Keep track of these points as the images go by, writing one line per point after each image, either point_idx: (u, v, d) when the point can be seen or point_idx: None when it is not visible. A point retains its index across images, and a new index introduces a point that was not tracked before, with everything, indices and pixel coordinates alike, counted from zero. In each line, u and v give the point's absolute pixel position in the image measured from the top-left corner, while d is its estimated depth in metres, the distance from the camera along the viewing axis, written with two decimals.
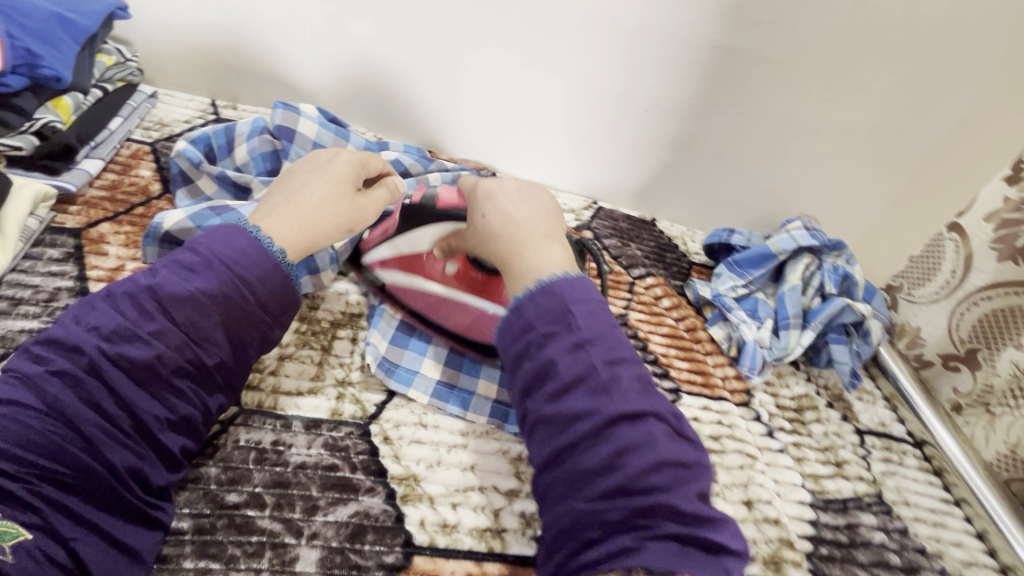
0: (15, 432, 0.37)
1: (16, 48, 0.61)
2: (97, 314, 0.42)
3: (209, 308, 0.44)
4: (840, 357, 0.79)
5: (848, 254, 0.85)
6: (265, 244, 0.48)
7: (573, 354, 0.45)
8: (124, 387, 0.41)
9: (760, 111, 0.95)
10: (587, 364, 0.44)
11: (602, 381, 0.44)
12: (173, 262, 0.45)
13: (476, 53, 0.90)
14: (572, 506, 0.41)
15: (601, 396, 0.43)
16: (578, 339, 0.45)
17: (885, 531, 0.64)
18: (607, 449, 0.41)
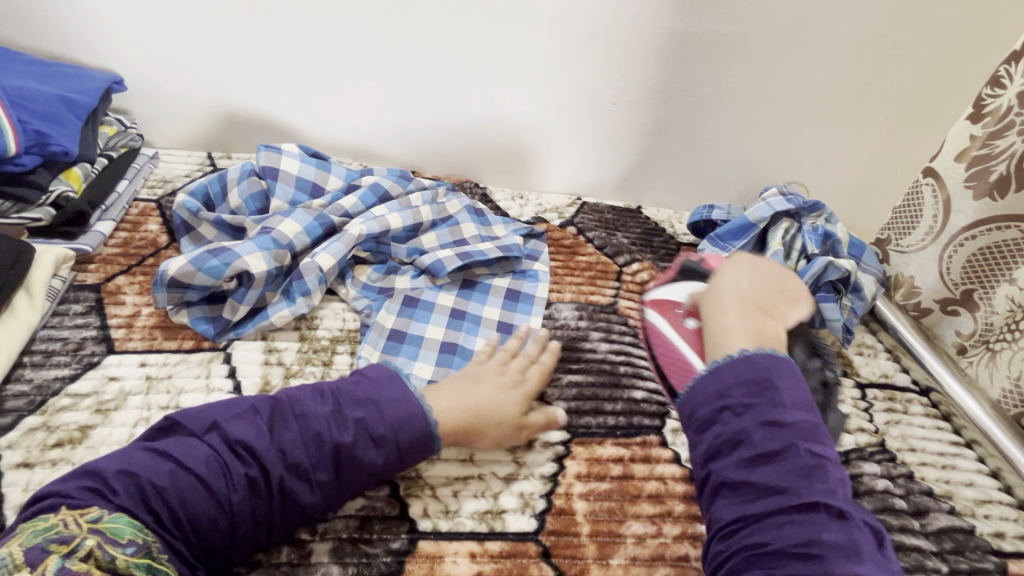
0: (197, 510, 0.43)
1: (29, 131, 0.67)
2: (289, 434, 0.48)
3: (366, 473, 0.50)
4: (832, 315, 0.79)
5: (828, 214, 0.86)
6: (430, 420, 0.52)
7: (767, 430, 0.48)
8: (276, 496, 0.46)
9: (724, 87, 0.97)
10: (785, 441, 0.47)
11: (805, 465, 0.46)
12: (359, 421, 0.50)
13: (444, 74, 0.95)
14: (753, 574, 0.43)
15: (769, 466, 0.47)
16: (772, 419, 0.48)
17: (889, 477, 0.64)
18: (800, 535, 0.43)
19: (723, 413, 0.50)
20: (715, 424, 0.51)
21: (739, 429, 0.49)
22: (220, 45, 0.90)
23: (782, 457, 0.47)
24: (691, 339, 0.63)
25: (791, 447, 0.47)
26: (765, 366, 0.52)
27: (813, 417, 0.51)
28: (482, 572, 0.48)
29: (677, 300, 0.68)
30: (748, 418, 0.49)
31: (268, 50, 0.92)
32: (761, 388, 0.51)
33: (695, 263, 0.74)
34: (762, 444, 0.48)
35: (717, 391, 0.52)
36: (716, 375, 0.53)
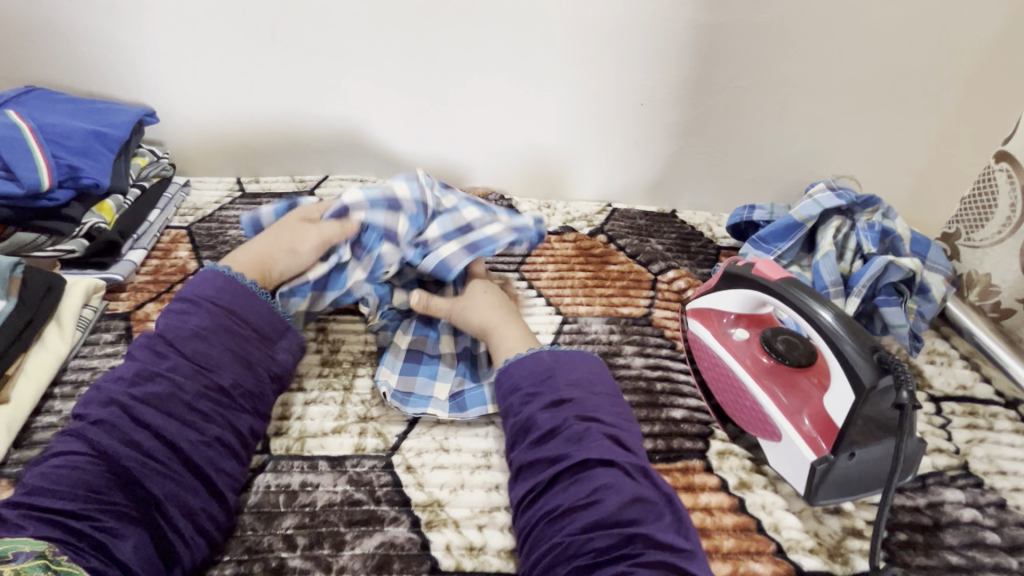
0: (72, 484, 0.43)
1: (61, 165, 0.69)
2: (121, 368, 0.51)
3: (212, 339, 0.54)
4: (896, 321, 0.71)
5: (885, 208, 0.78)
6: (238, 278, 0.59)
7: (551, 411, 0.51)
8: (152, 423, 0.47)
9: (762, 79, 0.91)
10: (562, 418, 0.50)
11: (576, 433, 0.49)
12: (165, 315, 0.55)
13: (465, 86, 0.92)
14: (554, 538, 0.44)
15: (574, 445, 0.49)
16: (556, 399, 0.52)
17: (976, 507, 0.56)
18: (585, 488, 0.46)
19: (516, 403, 0.53)
20: (516, 409, 0.53)
21: (525, 418, 0.52)
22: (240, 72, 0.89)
23: (559, 432, 0.50)
24: (743, 359, 0.61)
25: (565, 421, 0.50)
26: (548, 360, 0.55)
27: (596, 394, 0.53)
28: None
29: (724, 312, 0.66)
30: (532, 405, 0.52)
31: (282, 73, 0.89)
32: (552, 378, 0.54)
33: (741, 269, 0.64)
34: (546, 425, 0.50)
35: (509, 386, 0.55)
36: (507, 373, 0.56)
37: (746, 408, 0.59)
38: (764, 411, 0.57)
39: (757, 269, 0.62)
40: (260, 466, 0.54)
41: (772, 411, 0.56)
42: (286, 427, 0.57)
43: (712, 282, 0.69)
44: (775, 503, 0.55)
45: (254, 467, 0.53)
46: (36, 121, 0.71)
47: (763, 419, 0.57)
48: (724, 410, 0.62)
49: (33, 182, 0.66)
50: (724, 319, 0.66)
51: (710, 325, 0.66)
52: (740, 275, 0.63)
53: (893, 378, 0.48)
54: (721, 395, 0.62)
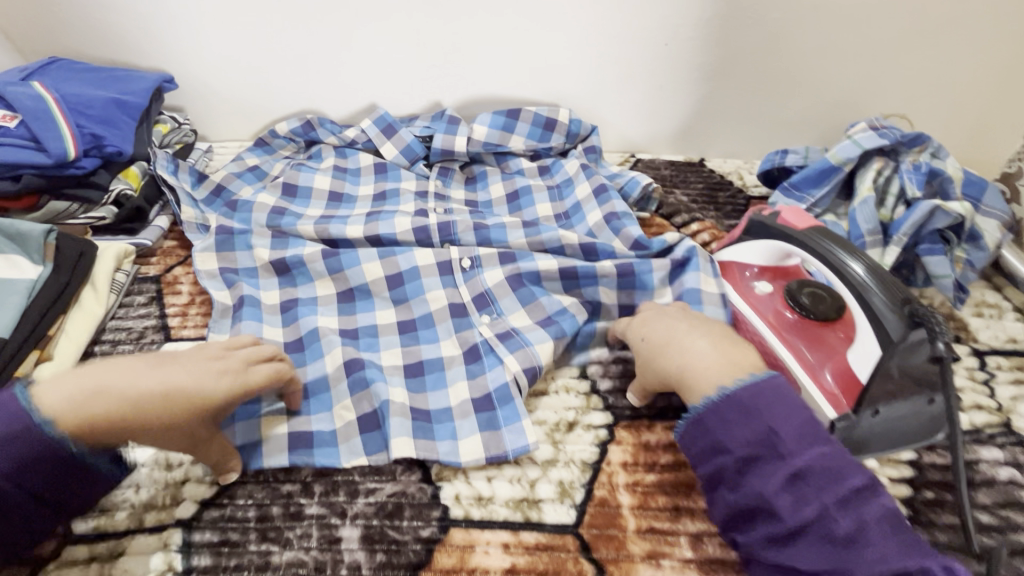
0: None
1: (85, 134, 0.71)
2: None
3: None
4: (939, 271, 0.66)
5: (935, 146, 0.71)
6: None
7: (789, 486, 0.40)
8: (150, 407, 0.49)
9: (801, 8, 0.83)
10: (798, 496, 0.39)
11: (831, 517, 0.38)
12: None
13: (475, 33, 0.86)
14: None
15: (841, 544, 0.38)
16: (791, 470, 0.40)
17: (1016, 466, 0.53)
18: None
19: (728, 471, 0.43)
20: (746, 532, 0.42)
21: (759, 497, 0.40)
22: (241, 26, 0.85)
23: (814, 524, 0.38)
24: (766, 314, 0.59)
25: (821, 507, 0.39)
26: (769, 413, 0.42)
27: (832, 448, 0.41)
28: (515, 564, 0.46)
29: (747, 264, 0.63)
30: (756, 480, 0.41)
31: (285, 29, 0.85)
32: (814, 434, 0.41)
33: (766, 219, 0.61)
34: (792, 515, 0.39)
35: (710, 446, 0.44)
36: (704, 427, 0.45)
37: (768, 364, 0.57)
38: (786, 366, 0.55)
39: (782, 219, 0.59)
40: None
41: (792, 368, 0.55)
42: None
43: (735, 234, 0.66)
44: None
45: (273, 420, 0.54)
46: (58, 91, 0.73)
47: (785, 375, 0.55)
48: None
49: (59, 152, 0.68)
50: (745, 274, 0.63)
51: (730, 281, 0.64)
52: (763, 225, 0.60)
53: (932, 329, 0.44)
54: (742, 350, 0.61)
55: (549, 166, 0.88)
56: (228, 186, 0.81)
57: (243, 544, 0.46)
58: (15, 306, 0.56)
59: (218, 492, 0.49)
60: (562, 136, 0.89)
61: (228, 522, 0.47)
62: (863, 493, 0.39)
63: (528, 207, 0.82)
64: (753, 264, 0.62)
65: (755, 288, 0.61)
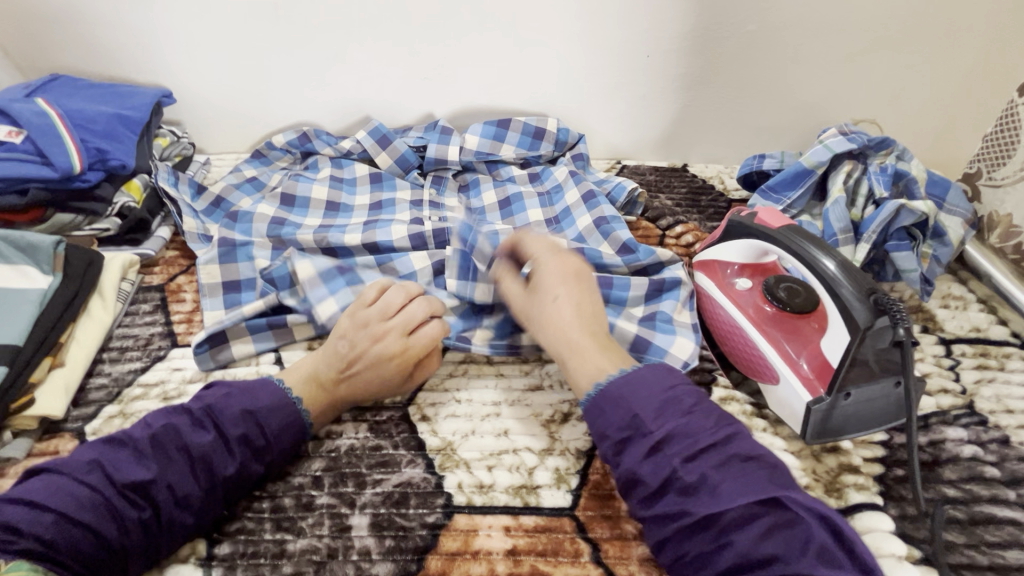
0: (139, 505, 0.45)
1: (90, 149, 0.73)
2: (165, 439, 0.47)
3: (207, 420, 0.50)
4: (906, 266, 0.70)
5: (900, 150, 0.76)
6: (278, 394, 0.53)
7: (650, 461, 0.44)
8: (272, 396, 0.51)
9: (775, 22, 0.88)
10: (668, 468, 0.43)
11: (688, 482, 0.42)
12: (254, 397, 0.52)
13: (467, 47, 0.89)
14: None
15: (691, 496, 0.42)
16: (653, 442, 0.45)
17: (979, 443, 0.57)
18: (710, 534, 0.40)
19: (609, 454, 0.47)
20: (628, 495, 0.46)
21: (628, 472, 0.45)
22: (239, 42, 0.88)
23: (674, 484, 0.43)
24: (745, 307, 0.62)
25: (671, 468, 0.43)
26: (626, 400, 0.47)
27: (692, 414, 0.46)
28: (517, 546, 0.48)
29: (728, 261, 0.67)
30: (630, 456, 0.45)
31: (283, 44, 0.88)
32: (672, 403, 0.46)
33: (744, 219, 0.65)
34: (654, 479, 0.44)
35: (594, 436, 0.49)
36: (589, 420, 0.49)
37: (748, 354, 0.61)
38: (763, 355, 0.59)
39: (758, 219, 0.64)
40: None
41: (771, 355, 0.58)
42: None
43: (717, 234, 0.70)
44: (775, 445, 0.56)
45: None
46: (62, 108, 0.75)
47: (764, 363, 0.59)
48: (730, 357, 0.64)
49: (65, 165, 0.70)
50: (727, 270, 0.67)
51: (714, 276, 0.67)
52: (743, 223, 0.64)
53: (896, 317, 0.49)
54: (725, 343, 0.64)
55: (539, 173, 0.91)
56: (227, 198, 0.83)
57: (259, 532, 0.49)
58: (28, 314, 0.58)
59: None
60: (551, 144, 0.93)
61: (245, 512, 0.50)
62: (720, 450, 0.43)
63: (519, 214, 0.85)
64: (734, 262, 0.66)
65: (735, 284, 0.65)
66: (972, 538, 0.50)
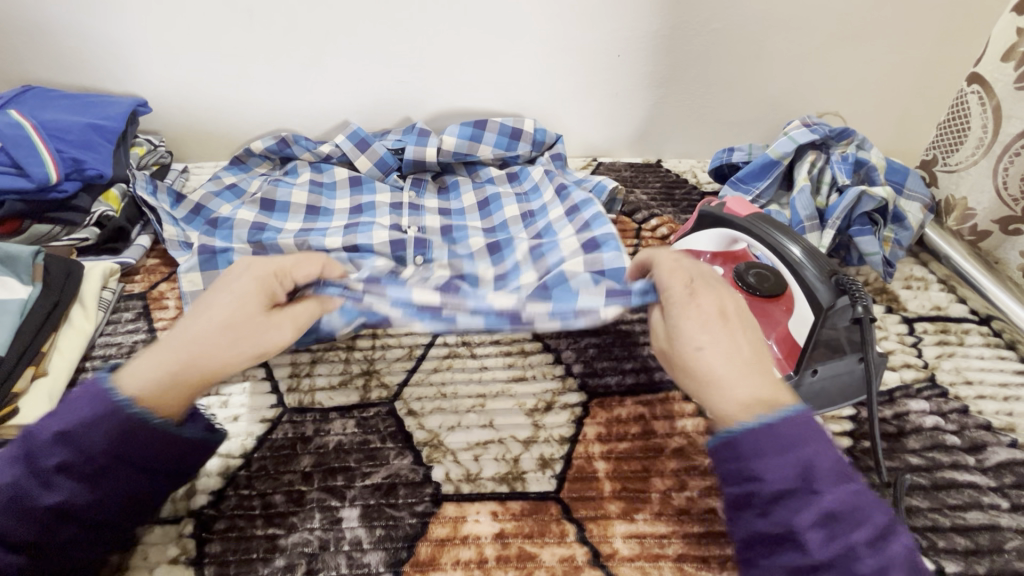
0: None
1: (66, 159, 0.73)
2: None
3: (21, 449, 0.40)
4: (869, 250, 0.74)
5: (860, 139, 0.79)
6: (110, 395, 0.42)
7: (820, 529, 0.37)
8: (92, 406, 0.41)
9: (738, 19, 0.91)
10: (844, 547, 0.36)
11: (871, 573, 0.35)
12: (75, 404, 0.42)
13: (442, 49, 0.91)
14: None
15: None
16: (823, 505, 0.37)
17: (940, 414, 0.60)
18: None
19: (752, 505, 0.39)
20: (762, 549, 0.38)
21: (786, 528, 0.37)
22: (214, 49, 0.88)
23: (844, 567, 0.36)
24: None
25: (851, 551, 0.36)
26: (797, 451, 0.39)
27: (859, 488, 0.39)
28: (504, 530, 0.50)
29: (700, 250, 0.69)
30: (792, 518, 0.37)
31: (259, 51, 0.89)
32: (841, 470, 0.39)
33: (713, 208, 0.67)
34: (822, 552, 0.36)
35: (739, 472, 0.40)
36: (732, 447, 0.41)
37: None
38: None
39: (726, 209, 0.66)
40: (278, 417, 0.59)
41: None
42: (297, 383, 0.62)
43: (689, 224, 0.72)
44: None
45: (273, 418, 0.58)
46: (36, 119, 0.75)
47: None
48: None
49: (42, 177, 0.71)
50: (700, 259, 0.69)
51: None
52: (712, 212, 0.66)
53: (857, 297, 0.52)
54: None
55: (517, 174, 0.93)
56: (208, 205, 0.83)
57: (250, 529, 0.50)
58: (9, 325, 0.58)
59: (226, 485, 0.52)
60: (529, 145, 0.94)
61: (236, 510, 0.51)
62: (890, 532, 0.38)
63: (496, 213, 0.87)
64: (705, 250, 0.69)
65: None
66: (935, 501, 0.52)
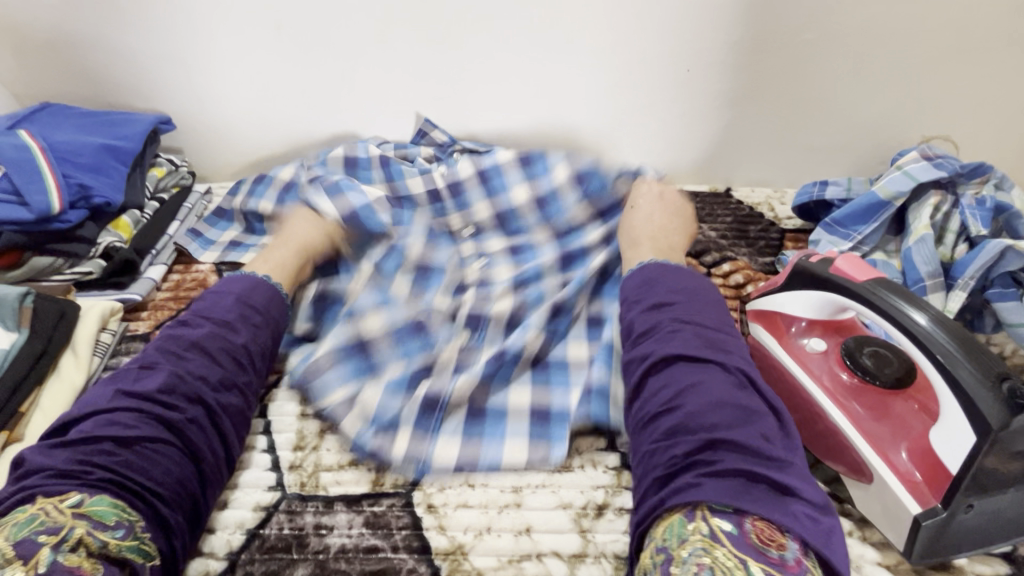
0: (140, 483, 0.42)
1: (72, 184, 0.67)
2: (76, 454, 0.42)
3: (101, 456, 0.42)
4: (1013, 319, 0.58)
5: (998, 177, 0.64)
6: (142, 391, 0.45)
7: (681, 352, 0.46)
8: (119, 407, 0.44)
9: (831, 29, 0.76)
10: (656, 319, 0.49)
11: (668, 332, 0.48)
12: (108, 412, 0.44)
13: (485, 63, 0.80)
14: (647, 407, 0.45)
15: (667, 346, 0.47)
16: (655, 301, 0.51)
17: None
18: (669, 392, 0.44)
19: (620, 309, 0.53)
20: (621, 343, 0.51)
21: (646, 325, 0.49)
22: (239, 62, 0.81)
23: (660, 341, 0.47)
24: (823, 378, 0.52)
25: (660, 321, 0.49)
26: (658, 275, 0.54)
27: (699, 297, 0.51)
28: None
29: (795, 315, 0.55)
30: (635, 311, 0.52)
31: (286, 67, 0.81)
32: (695, 289, 0.52)
33: (815, 265, 0.52)
34: (655, 346, 0.47)
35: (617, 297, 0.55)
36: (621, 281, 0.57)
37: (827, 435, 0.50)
38: (847, 440, 0.48)
39: (835, 268, 0.51)
40: (274, 503, 0.50)
41: (858, 442, 0.47)
42: (301, 460, 0.53)
43: (776, 280, 0.58)
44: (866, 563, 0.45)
45: (268, 505, 0.49)
46: (46, 140, 0.69)
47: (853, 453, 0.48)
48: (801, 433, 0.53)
49: (43, 207, 0.64)
50: (793, 328, 0.56)
51: (777, 334, 0.56)
52: (821, 270, 0.52)
53: None
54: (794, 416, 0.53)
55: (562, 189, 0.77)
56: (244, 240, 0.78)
57: None
58: None
59: None
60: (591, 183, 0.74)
61: None
62: (711, 328, 0.48)
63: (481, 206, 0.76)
64: (803, 316, 0.55)
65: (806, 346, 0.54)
66: None
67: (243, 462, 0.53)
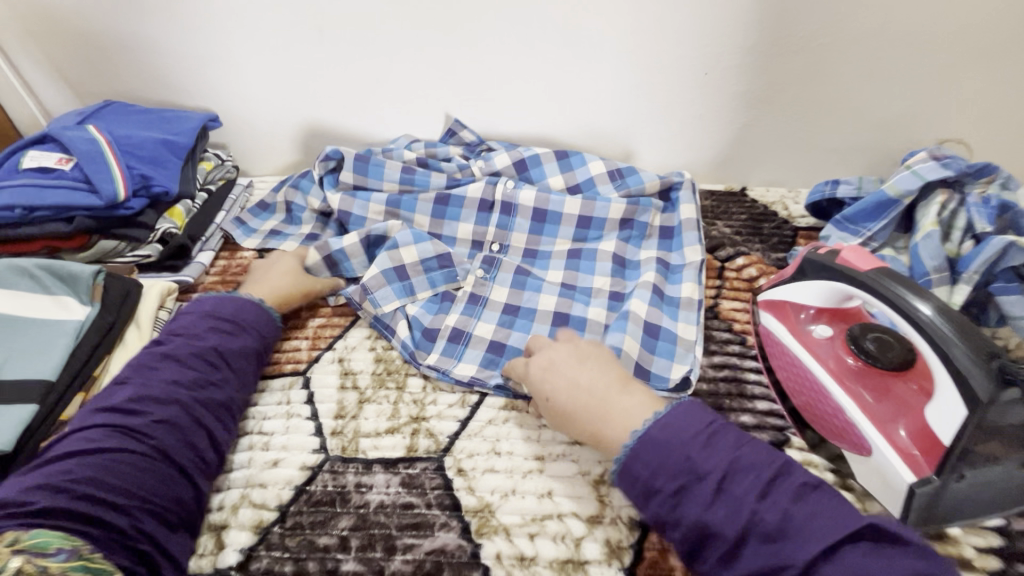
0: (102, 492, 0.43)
1: (135, 175, 0.73)
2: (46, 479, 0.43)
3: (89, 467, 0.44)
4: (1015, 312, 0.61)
5: (1005, 177, 0.67)
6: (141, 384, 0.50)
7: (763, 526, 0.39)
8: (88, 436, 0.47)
9: (846, 35, 0.80)
10: (726, 499, 0.40)
11: (752, 513, 0.39)
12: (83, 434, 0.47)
13: (512, 67, 0.85)
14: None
15: (764, 535, 0.38)
16: (711, 484, 0.41)
17: None
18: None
19: (656, 513, 0.42)
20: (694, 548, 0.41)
21: (693, 519, 0.40)
22: (283, 64, 0.87)
23: (743, 526, 0.39)
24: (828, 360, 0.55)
25: (732, 497, 0.40)
26: (672, 443, 0.43)
27: (735, 445, 0.43)
28: None
29: (803, 303, 0.59)
30: (688, 508, 0.41)
31: (326, 69, 0.87)
32: (707, 441, 0.43)
33: (823, 256, 0.56)
34: (728, 525, 0.40)
35: (640, 490, 0.44)
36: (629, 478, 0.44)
37: (830, 413, 0.53)
38: (848, 418, 0.51)
39: (841, 258, 0.54)
40: (318, 464, 0.55)
41: (859, 419, 0.51)
42: (342, 427, 0.58)
43: (785, 272, 0.62)
44: None
45: (313, 466, 0.54)
46: (112, 134, 0.76)
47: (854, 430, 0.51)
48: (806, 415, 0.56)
49: (110, 193, 0.70)
50: (801, 315, 0.59)
51: (786, 321, 0.60)
52: (828, 260, 0.55)
53: None
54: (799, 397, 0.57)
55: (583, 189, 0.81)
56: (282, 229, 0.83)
57: None
58: (63, 348, 0.57)
59: (258, 542, 0.49)
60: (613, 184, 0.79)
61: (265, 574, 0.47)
62: (776, 481, 0.41)
63: None
64: (811, 304, 0.58)
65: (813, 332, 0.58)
66: None
67: (289, 427, 0.58)
